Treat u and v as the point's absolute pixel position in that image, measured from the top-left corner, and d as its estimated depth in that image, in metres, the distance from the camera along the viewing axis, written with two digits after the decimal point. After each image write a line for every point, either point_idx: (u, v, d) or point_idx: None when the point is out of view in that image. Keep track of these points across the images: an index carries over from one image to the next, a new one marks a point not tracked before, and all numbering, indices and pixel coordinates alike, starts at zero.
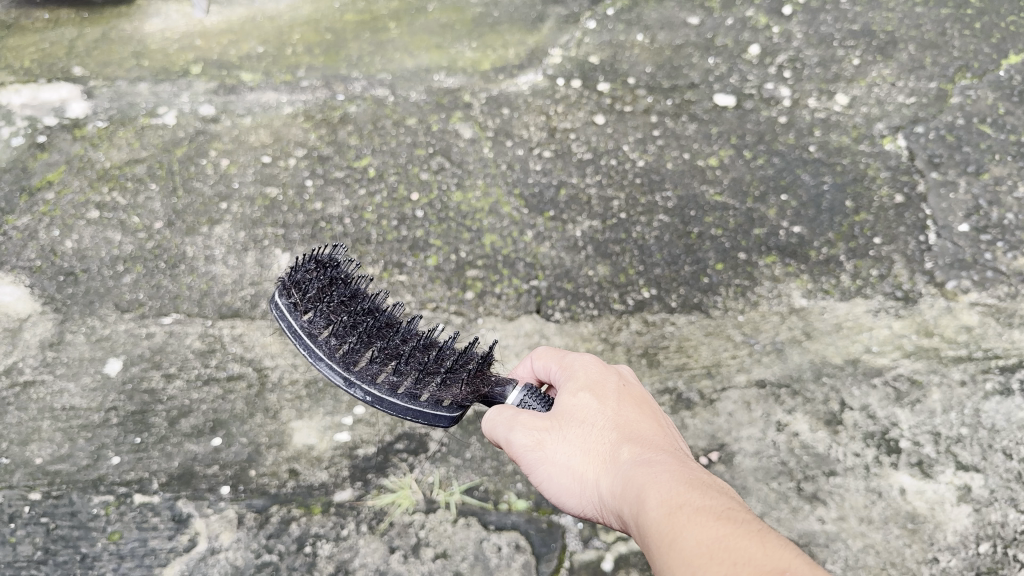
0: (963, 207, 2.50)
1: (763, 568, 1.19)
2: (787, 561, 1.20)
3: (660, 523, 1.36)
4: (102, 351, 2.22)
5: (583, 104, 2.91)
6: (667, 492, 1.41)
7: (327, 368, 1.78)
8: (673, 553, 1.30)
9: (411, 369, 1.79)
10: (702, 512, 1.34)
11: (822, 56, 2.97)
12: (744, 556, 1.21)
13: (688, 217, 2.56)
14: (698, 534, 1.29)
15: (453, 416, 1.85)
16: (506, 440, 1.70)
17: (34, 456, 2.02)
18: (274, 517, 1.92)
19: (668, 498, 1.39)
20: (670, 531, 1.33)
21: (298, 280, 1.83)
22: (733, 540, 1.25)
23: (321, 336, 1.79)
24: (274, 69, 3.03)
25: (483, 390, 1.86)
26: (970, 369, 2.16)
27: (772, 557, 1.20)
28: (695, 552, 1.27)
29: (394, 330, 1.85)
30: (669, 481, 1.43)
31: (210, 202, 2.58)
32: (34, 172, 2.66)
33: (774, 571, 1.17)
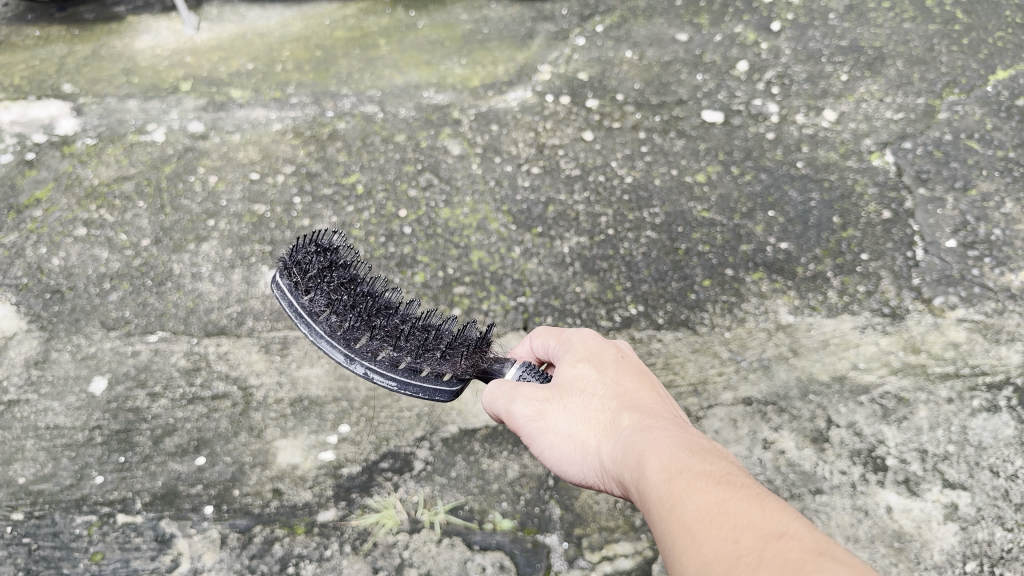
0: (951, 222, 2.50)
1: (761, 532, 1.17)
2: (785, 523, 1.18)
3: (660, 487, 1.35)
4: (87, 369, 2.21)
5: (572, 121, 2.92)
6: (667, 459, 1.40)
7: (328, 346, 1.84)
8: (672, 516, 1.29)
9: (410, 345, 1.85)
10: (701, 476, 1.32)
11: (810, 72, 2.98)
12: (743, 520, 1.20)
13: (675, 233, 2.56)
14: (697, 497, 1.28)
15: (454, 390, 1.89)
16: (507, 412, 1.73)
17: (17, 475, 2.01)
18: (257, 537, 1.91)
19: (668, 465, 1.38)
20: (668, 497, 1.32)
21: (297, 257, 1.89)
22: (732, 503, 1.24)
23: (322, 315, 1.86)
24: (264, 87, 3.05)
25: (483, 366, 1.90)
26: (957, 386, 2.15)
27: (769, 520, 1.18)
28: (694, 515, 1.25)
29: (393, 312, 1.92)
30: (669, 447, 1.42)
31: (198, 219, 2.58)
32: (21, 189, 2.66)
33: (772, 534, 1.15)
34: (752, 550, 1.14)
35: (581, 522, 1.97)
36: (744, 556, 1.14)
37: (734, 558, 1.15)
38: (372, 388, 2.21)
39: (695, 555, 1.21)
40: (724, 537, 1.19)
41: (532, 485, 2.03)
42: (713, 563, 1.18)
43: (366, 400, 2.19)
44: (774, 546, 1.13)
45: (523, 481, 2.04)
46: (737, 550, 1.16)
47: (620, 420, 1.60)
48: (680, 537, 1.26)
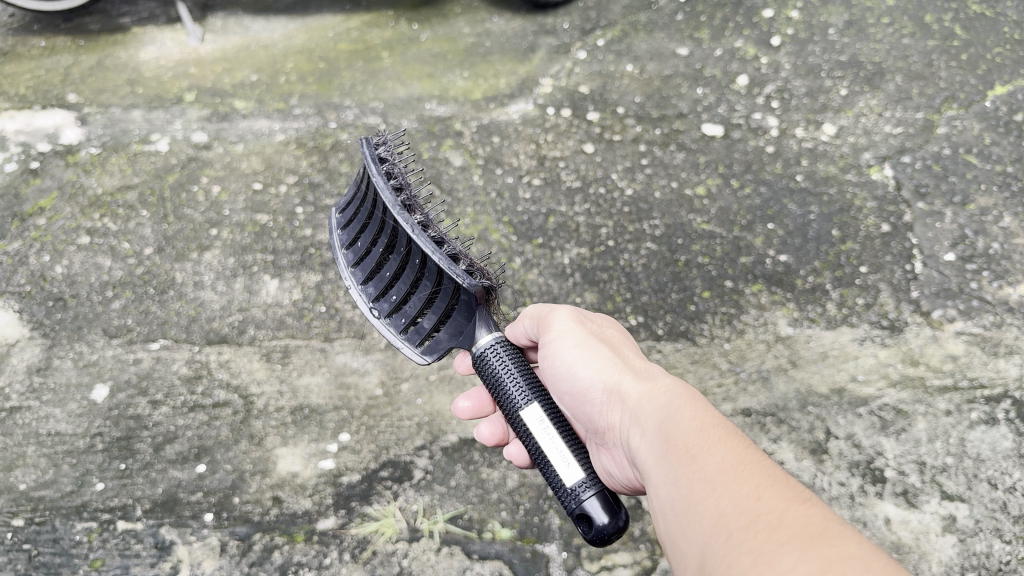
0: (949, 236, 2.52)
1: (786, 494, 1.28)
2: (804, 494, 1.30)
3: (690, 432, 1.46)
4: (89, 377, 2.22)
5: (573, 133, 2.94)
6: (700, 414, 1.50)
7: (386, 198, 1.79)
8: (696, 463, 1.38)
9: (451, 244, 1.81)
10: (730, 435, 1.44)
11: (810, 86, 3.01)
12: (768, 481, 1.31)
13: (675, 245, 2.57)
14: (725, 455, 1.38)
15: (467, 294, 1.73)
16: (551, 314, 1.83)
17: (18, 482, 2.01)
18: (257, 545, 1.91)
19: (700, 419, 1.48)
20: (696, 446, 1.42)
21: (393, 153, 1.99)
22: (759, 469, 1.34)
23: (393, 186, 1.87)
24: (267, 98, 3.07)
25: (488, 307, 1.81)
26: (956, 399, 2.16)
27: (793, 491, 1.29)
28: (719, 468, 1.36)
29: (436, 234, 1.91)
30: (701, 404, 1.54)
31: (201, 228, 2.59)
32: (25, 198, 2.67)
33: (797, 499, 1.26)
34: (775, 506, 1.25)
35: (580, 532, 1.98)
36: (766, 511, 1.25)
37: (754, 513, 1.26)
38: (372, 396, 2.22)
39: (715, 500, 1.31)
40: (747, 493, 1.29)
41: (531, 495, 2.04)
42: (731, 514, 1.28)
43: (366, 408, 2.19)
44: (797, 513, 1.24)
45: (522, 490, 2.05)
46: (760, 504, 1.27)
47: (652, 370, 1.72)
48: (700, 483, 1.36)
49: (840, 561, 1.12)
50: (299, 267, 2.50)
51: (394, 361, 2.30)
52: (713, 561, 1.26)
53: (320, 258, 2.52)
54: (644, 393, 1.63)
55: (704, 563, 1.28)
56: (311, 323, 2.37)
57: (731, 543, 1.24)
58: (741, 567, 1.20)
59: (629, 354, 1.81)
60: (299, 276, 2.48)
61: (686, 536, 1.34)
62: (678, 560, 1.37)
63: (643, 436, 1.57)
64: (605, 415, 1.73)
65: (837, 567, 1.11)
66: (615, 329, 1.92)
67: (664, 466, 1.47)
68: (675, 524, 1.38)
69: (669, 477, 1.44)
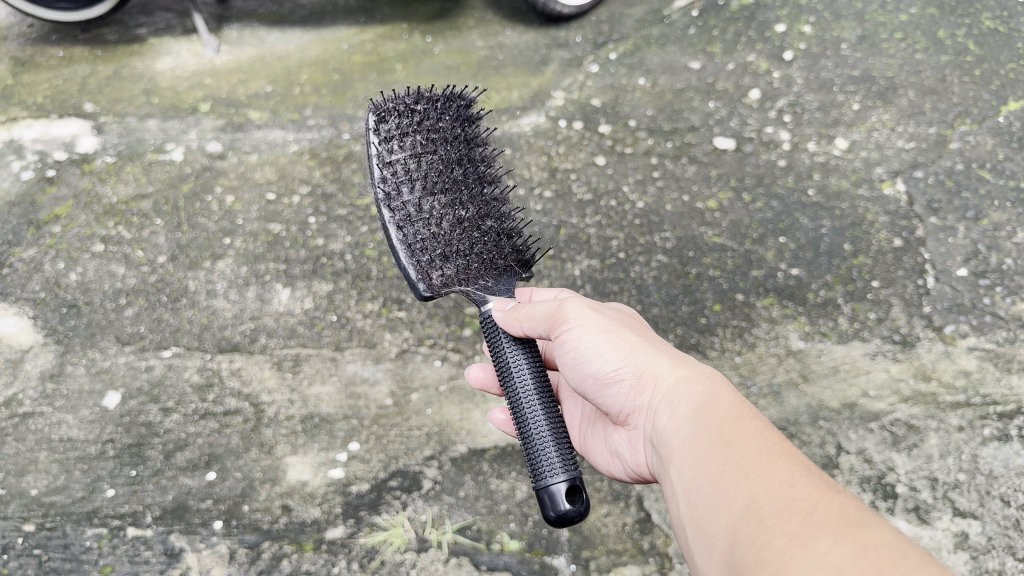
0: (962, 251, 2.51)
1: (821, 484, 1.26)
2: (837, 487, 1.27)
3: (726, 419, 1.43)
4: (101, 384, 2.24)
5: (585, 145, 2.95)
6: (734, 403, 1.47)
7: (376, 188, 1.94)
8: (729, 448, 1.35)
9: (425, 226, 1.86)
10: (766, 427, 1.41)
11: (822, 101, 3.01)
12: (803, 471, 1.29)
13: (686, 257, 2.57)
14: (760, 444, 1.35)
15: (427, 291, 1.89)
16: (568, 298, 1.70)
17: (29, 487, 2.03)
18: (266, 553, 1.92)
19: (737, 408, 1.46)
20: (730, 432, 1.39)
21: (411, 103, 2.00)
22: (796, 461, 1.31)
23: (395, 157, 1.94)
24: (282, 109, 3.10)
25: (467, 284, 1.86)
26: (968, 415, 2.15)
27: (827, 483, 1.27)
28: (753, 455, 1.33)
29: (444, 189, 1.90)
30: (735, 394, 1.51)
31: (214, 237, 2.61)
32: (41, 205, 2.70)
33: (833, 490, 1.24)
34: (811, 494, 1.23)
35: (589, 544, 1.97)
36: (801, 498, 1.22)
37: (788, 498, 1.22)
38: (382, 406, 2.23)
39: (746, 485, 1.28)
40: (782, 480, 1.26)
41: (541, 507, 2.03)
42: (764, 498, 1.24)
43: (376, 418, 2.20)
44: (832, 501, 1.21)
45: (531, 502, 2.04)
46: (795, 491, 1.24)
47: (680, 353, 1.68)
48: (732, 467, 1.33)
49: (875, 547, 1.09)
50: (311, 276, 2.51)
51: (404, 370, 2.31)
52: (740, 542, 1.22)
53: (332, 267, 2.54)
54: (674, 374, 1.58)
55: (731, 546, 1.24)
56: (322, 333, 2.38)
57: (762, 525, 1.20)
58: (770, 549, 1.16)
59: (655, 334, 1.75)
60: (311, 286, 2.49)
61: (713, 519, 1.31)
62: (702, 544, 1.33)
63: (672, 417, 1.53)
64: (628, 398, 1.66)
65: (872, 550, 1.08)
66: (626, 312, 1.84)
67: (693, 448, 1.43)
68: (701, 507, 1.34)
69: (699, 458, 1.41)
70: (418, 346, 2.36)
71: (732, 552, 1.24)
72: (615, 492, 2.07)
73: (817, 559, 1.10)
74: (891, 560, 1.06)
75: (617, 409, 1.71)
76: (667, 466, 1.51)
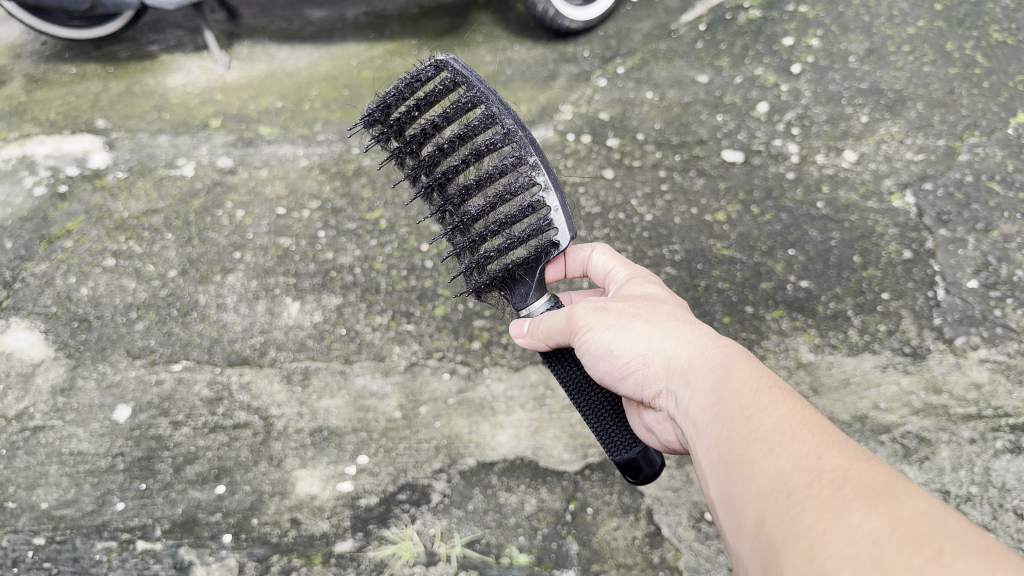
0: (972, 263, 2.49)
1: (849, 451, 1.15)
2: (867, 452, 1.16)
3: (744, 393, 1.33)
4: (112, 397, 2.25)
5: (593, 159, 2.96)
6: (755, 374, 1.37)
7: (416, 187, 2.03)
8: (750, 423, 1.25)
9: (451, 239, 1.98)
10: (788, 395, 1.31)
11: (831, 114, 3.01)
12: (830, 439, 1.18)
13: (695, 270, 2.57)
14: (783, 415, 1.25)
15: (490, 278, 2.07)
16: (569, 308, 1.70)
17: (40, 500, 2.04)
18: (274, 566, 1.91)
19: (755, 379, 1.36)
20: (751, 405, 1.29)
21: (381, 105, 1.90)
22: (822, 429, 1.21)
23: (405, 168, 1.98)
24: (292, 124, 3.12)
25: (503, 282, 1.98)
26: (980, 427, 2.13)
27: (856, 450, 1.16)
28: (776, 428, 1.22)
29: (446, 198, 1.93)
30: (754, 364, 1.41)
31: (224, 251, 2.62)
32: (53, 220, 2.72)
33: (862, 457, 1.13)
34: (839, 463, 1.12)
35: (598, 558, 1.96)
36: (830, 469, 1.11)
37: (816, 471, 1.12)
38: (390, 419, 2.23)
39: (769, 460, 1.18)
40: (809, 452, 1.16)
41: (550, 520, 2.02)
42: (789, 473, 1.14)
43: (385, 431, 2.20)
44: (862, 470, 1.10)
45: (540, 515, 2.03)
46: (822, 463, 1.13)
47: (696, 327, 1.60)
48: (756, 443, 1.23)
49: (911, 516, 0.98)
50: (321, 290, 2.52)
51: (413, 384, 2.31)
52: (768, 520, 1.12)
53: (341, 281, 2.55)
54: (691, 353, 1.51)
55: (760, 524, 1.14)
56: (331, 346, 2.38)
57: (791, 500, 1.10)
58: (800, 524, 1.06)
59: (673, 310, 1.67)
60: (320, 299, 2.50)
61: (740, 498, 1.21)
62: (731, 525, 1.23)
63: (692, 396, 1.45)
64: (649, 384, 1.61)
65: (908, 521, 0.97)
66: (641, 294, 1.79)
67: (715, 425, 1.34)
68: (728, 487, 1.25)
69: (721, 437, 1.31)
70: (427, 359, 2.36)
71: (760, 530, 1.13)
72: (624, 505, 2.05)
73: (850, 532, 0.99)
74: (930, 530, 0.95)
75: (643, 397, 1.66)
76: (693, 446, 1.42)
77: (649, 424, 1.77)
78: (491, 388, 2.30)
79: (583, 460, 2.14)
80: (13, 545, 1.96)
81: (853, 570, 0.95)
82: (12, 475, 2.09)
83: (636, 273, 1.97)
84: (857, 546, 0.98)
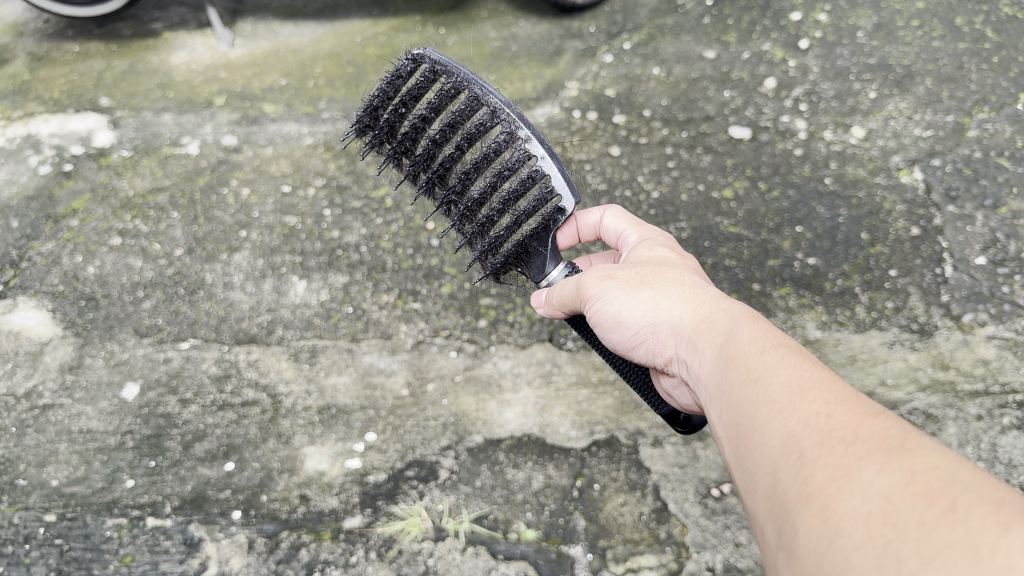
0: (980, 240, 2.49)
1: (859, 408, 1.13)
2: (879, 407, 1.15)
3: (750, 355, 1.31)
4: (120, 376, 2.25)
5: (599, 136, 2.94)
6: (761, 334, 1.36)
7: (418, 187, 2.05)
8: (758, 385, 1.24)
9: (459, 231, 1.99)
10: (796, 353, 1.29)
11: (839, 89, 2.99)
12: (839, 397, 1.17)
13: (701, 247, 2.56)
14: (792, 375, 1.23)
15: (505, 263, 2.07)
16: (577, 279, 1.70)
17: (50, 478, 2.05)
18: (284, 542, 1.93)
19: (762, 340, 1.34)
20: (759, 367, 1.28)
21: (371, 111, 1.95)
22: (830, 387, 1.19)
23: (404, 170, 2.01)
24: (296, 102, 3.10)
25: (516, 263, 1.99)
26: (987, 404, 2.13)
27: (867, 406, 1.15)
28: (785, 388, 1.21)
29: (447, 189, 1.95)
30: (761, 325, 1.39)
31: (230, 230, 2.62)
32: (59, 199, 2.72)
33: (872, 412, 1.12)
34: (850, 420, 1.11)
35: (605, 533, 1.97)
36: (840, 427, 1.10)
37: (826, 430, 1.10)
38: (398, 396, 2.23)
39: (780, 423, 1.17)
40: (818, 412, 1.14)
41: (557, 496, 2.03)
42: (800, 434, 1.13)
43: (393, 408, 2.21)
44: (873, 426, 1.09)
45: (548, 492, 2.04)
46: (832, 421, 1.12)
47: (704, 289, 1.59)
48: (766, 405, 1.22)
49: (922, 470, 0.97)
50: (327, 268, 2.52)
51: (419, 361, 2.31)
52: (780, 482, 1.11)
53: (347, 259, 2.54)
54: (697, 318, 1.51)
55: (772, 485, 1.13)
56: (338, 324, 2.38)
57: (802, 461, 1.09)
58: (811, 484, 1.05)
59: (681, 273, 1.66)
60: (327, 277, 2.49)
61: (751, 461, 1.20)
62: (744, 488, 1.22)
63: (701, 362, 1.44)
64: (663, 352, 1.61)
65: (921, 476, 0.96)
66: (650, 257, 1.78)
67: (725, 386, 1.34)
68: (740, 451, 1.24)
69: (730, 401, 1.30)
70: (434, 337, 2.36)
71: (773, 492, 1.12)
72: (631, 482, 2.06)
73: (862, 489, 0.98)
74: (942, 484, 0.94)
75: (658, 363, 1.66)
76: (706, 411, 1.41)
77: (669, 389, 1.77)
78: (498, 365, 2.30)
79: (590, 437, 2.15)
80: (24, 522, 1.98)
81: (866, 528, 0.94)
82: (22, 453, 2.10)
83: (647, 234, 1.96)
84: (869, 503, 0.96)
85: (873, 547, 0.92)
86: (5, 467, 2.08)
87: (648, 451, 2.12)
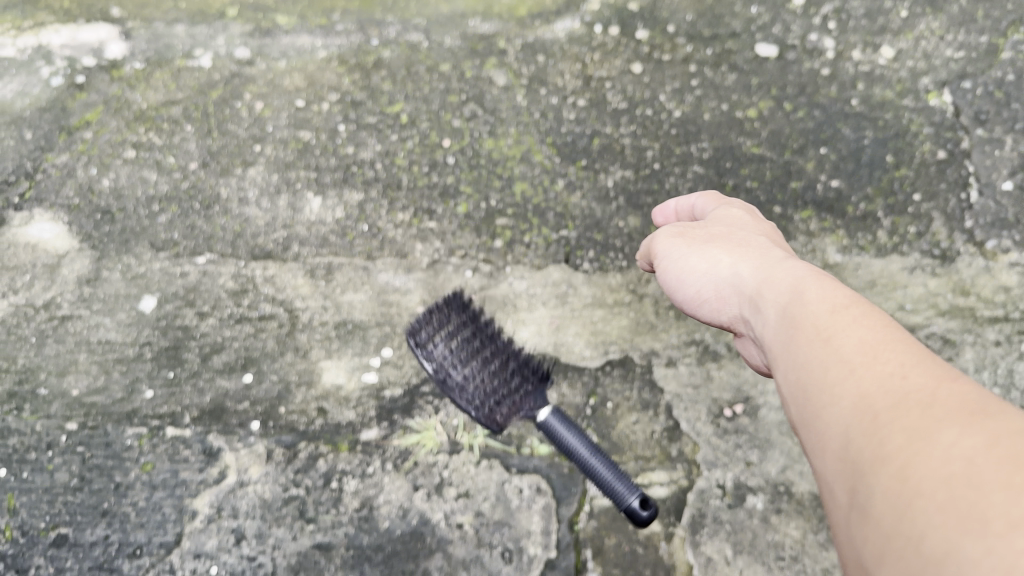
0: (1008, 164, 2.45)
1: (933, 373, 1.18)
2: (953, 373, 1.19)
3: (825, 323, 1.38)
4: (137, 289, 2.26)
5: (620, 53, 2.73)
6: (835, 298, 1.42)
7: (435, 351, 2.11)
8: (833, 351, 1.30)
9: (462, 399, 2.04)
10: (870, 321, 1.35)
11: (869, 7, 2.80)
12: (914, 361, 1.21)
13: (723, 168, 2.49)
14: (865, 342, 1.29)
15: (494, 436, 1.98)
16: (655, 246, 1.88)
17: (71, 387, 2.09)
18: (303, 453, 1.99)
19: (836, 306, 1.40)
20: (832, 333, 1.34)
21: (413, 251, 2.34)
22: (907, 353, 1.24)
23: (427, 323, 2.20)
24: (310, 12, 2.83)
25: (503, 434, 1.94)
26: (1006, 330, 2.18)
27: (943, 371, 1.19)
28: (861, 353, 1.27)
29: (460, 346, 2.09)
30: (836, 292, 1.45)
31: (245, 144, 2.55)
32: (72, 111, 2.63)
33: (947, 378, 1.16)
34: (926, 383, 1.15)
35: (617, 450, 2.00)
36: (916, 392, 1.14)
37: (902, 394, 1.14)
38: (414, 314, 2.25)
39: (855, 386, 1.21)
40: (895, 374, 1.19)
41: (570, 414, 2.06)
42: (875, 396, 1.17)
43: (409, 326, 2.22)
44: (948, 390, 1.13)
45: (561, 409, 2.06)
46: (906, 383, 1.16)
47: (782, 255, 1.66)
48: (842, 366, 1.27)
49: (1004, 435, 1.00)
50: (342, 185, 2.47)
51: (435, 281, 2.31)
52: (853, 443, 1.15)
53: (363, 177, 2.48)
54: (768, 280, 1.60)
55: (844, 447, 1.17)
56: (354, 242, 2.37)
57: (877, 423, 1.13)
58: (886, 447, 1.08)
59: (756, 237, 1.77)
60: (342, 195, 2.45)
61: (824, 420, 1.24)
62: (814, 449, 1.26)
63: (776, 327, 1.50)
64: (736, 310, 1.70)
65: (1005, 439, 0.99)
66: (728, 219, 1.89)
67: (805, 353, 1.38)
68: (812, 413, 1.28)
69: (804, 363, 1.36)
70: (450, 257, 2.35)
71: (845, 454, 1.16)
72: (644, 401, 2.08)
73: (943, 449, 1.02)
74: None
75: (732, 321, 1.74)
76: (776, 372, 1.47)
77: (745, 347, 1.83)
78: (513, 286, 2.30)
79: (604, 356, 2.15)
80: (47, 430, 2.03)
81: (948, 489, 0.97)
82: (42, 363, 2.13)
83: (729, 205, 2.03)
84: (952, 467, 0.99)
85: (948, 515, 0.95)
86: (27, 377, 2.11)
87: (662, 371, 2.12)
